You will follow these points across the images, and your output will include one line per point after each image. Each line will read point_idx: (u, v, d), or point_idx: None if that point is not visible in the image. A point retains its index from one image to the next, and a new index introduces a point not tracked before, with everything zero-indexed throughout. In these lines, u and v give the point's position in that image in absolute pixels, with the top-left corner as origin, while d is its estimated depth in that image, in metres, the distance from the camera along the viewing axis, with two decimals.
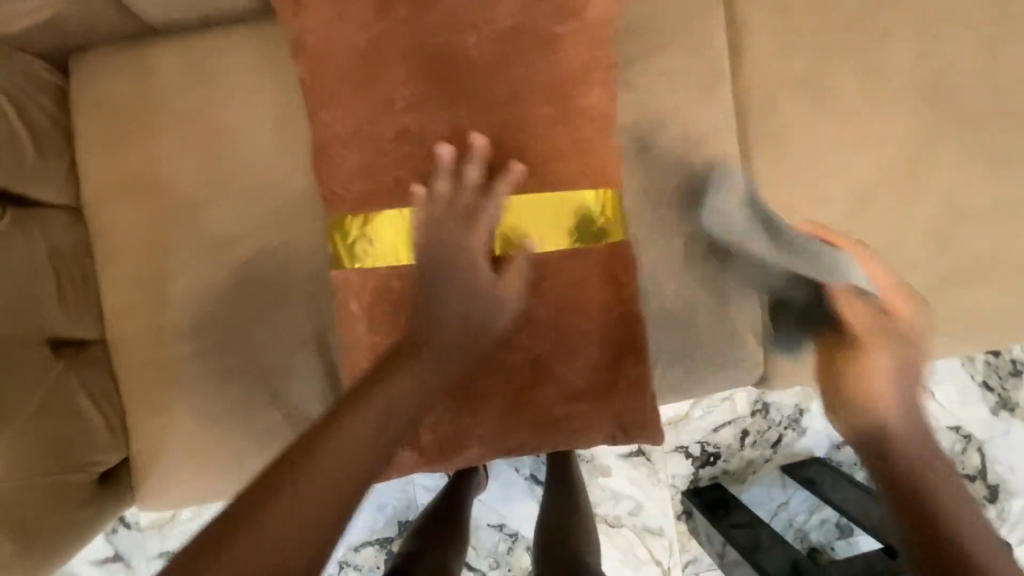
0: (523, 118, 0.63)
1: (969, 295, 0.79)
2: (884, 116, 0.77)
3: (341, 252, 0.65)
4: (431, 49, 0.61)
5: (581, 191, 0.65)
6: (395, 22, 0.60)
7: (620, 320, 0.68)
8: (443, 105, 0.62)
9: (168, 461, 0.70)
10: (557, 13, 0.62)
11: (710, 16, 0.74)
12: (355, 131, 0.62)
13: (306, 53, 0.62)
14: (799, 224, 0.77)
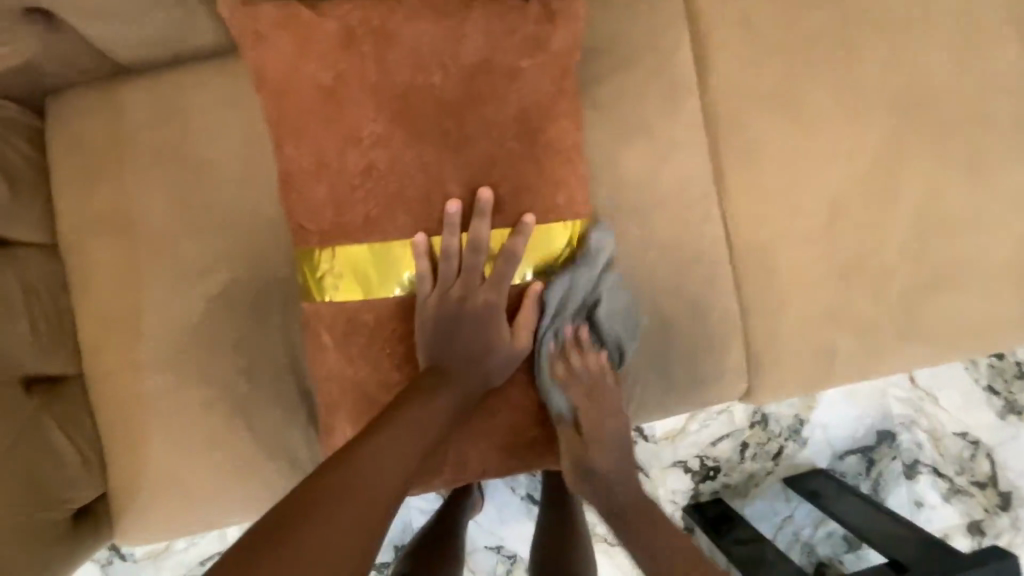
0: (487, 145, 0.63)
1: (948, 302, 0.79)
2: (857, 126, 0.77)
3: (312, 284, 0.65)
4: (398, 82, 0.61)
5: (550, 224, 0.66)
6: (360, 55, 0.61)
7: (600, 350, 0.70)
8: (411, 137, 0.62)
9: (147, 494, 0.70)
10: (521, 45, 0.63)
11: (677, 36, 0.74)
12: (319, 162, 0.62)
13: (268, 85, 0.61)
14: (774, 238, 0.77)
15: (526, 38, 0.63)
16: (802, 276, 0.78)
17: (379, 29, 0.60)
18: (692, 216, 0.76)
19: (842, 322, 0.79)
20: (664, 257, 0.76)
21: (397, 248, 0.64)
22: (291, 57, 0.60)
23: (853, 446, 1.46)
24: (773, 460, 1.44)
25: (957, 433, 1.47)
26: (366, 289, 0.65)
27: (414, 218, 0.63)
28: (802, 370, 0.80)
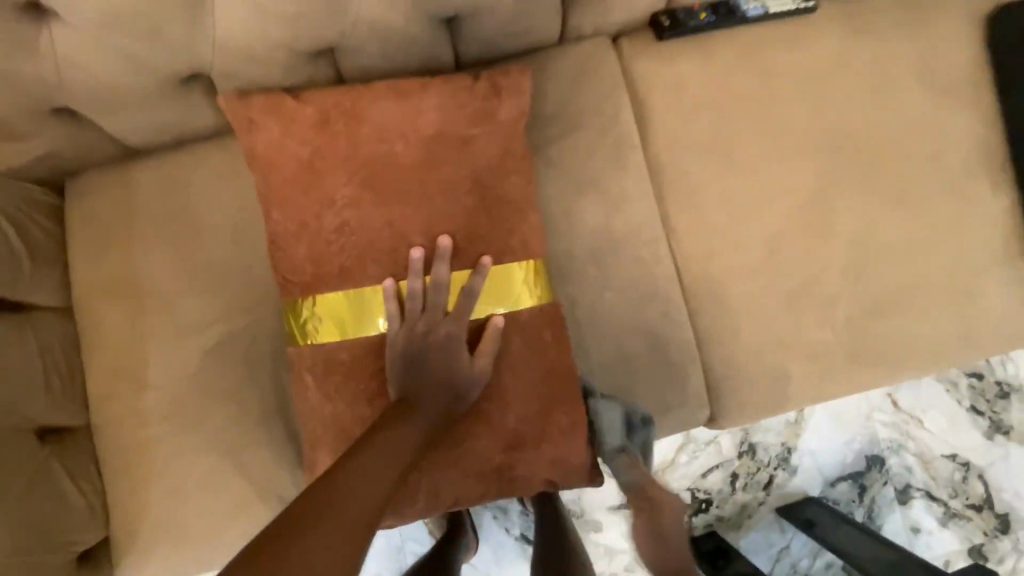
0: (447, 202, 0.71)
1: (893, 323, 0.85)
2: (792, 171, 0.85)
3: (295, 329, 0.72)
4: (366, 153, 0.70)
5: (506, 265, 0.72)
6: (334, 132, 0.70)
7: (563, 377, 0.74)
8: (378, 198, 0.70)
9: (146, 535, 0.75)
10: (473, 118, 0.72)
11: (618, 96, 0.83)
12: (299, 225, 0.70)
13: (257, 160, 0.70)
14: (723, 273, 0.84)
15: (476, 110, 0.73)
16: (750, 306, 0.84)
17: (349, 110, 0.70)
18: (644, 255, 0.83)
19: (793, 347, 0.85)
20: (620, 294, 0.83)
21: (368, 293, 0.70)
22: (276, 138, 0.70)
23: (844, 472, 1.48)
24: (764, 490, 1.46)
25: (946, 455, 1.49)
26: (341, 332, 0.71)
27: (382, 269, 0.70)
28: (760, 395, 0.85)
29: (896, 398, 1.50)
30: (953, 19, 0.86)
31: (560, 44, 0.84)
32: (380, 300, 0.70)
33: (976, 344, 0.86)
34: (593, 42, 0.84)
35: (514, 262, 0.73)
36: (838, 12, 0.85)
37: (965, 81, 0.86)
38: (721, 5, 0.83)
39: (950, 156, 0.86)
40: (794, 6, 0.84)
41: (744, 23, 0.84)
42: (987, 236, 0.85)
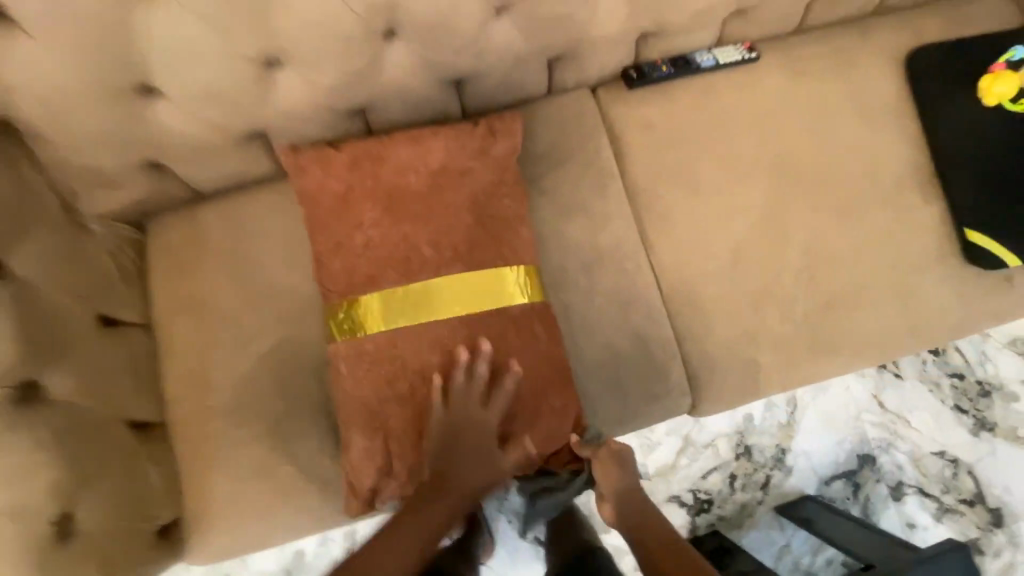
0: (459, 225, 0.87)
1: (844, 317, 0.98)
2: (749, 192, 1.00)
3: (334, 326, 0.87)
4: (387, 184, 0.86)
5: (500, 269, 0.87)
6: (364, 170, 0.87)
7: (549, 364, 0.88)
8: (396, 219, 0.86)
9: (211, 515, 0.89)
10: (478, 157, 0.89)
11: (597, 135, 1.00)
12: (337, 244, 0.86)
13: (306, 197, 0.88)
14: (696, 280, 0.99)
15: (474, 149, 0.90)
16: (719, 306, 0.98)
17: (374, 152, 0.87)
18: (625, 265, 0.98)
19: (760, 340, 0.98)
20: (607, 299, 0.98)
21: (389, 295, 0.85)
22: (319, 177, 0.87)
23: (838, 471, 1.56)
24: (762, 490, 1.54)
25: (935, 453, 1.57)
26: (381, 323, 0.85)
27: (400, 274, 0.85)
28: (735, 383, 0.98)
29: (882, 399, 1.60)
30: (875, 62, 1.03)
31: (548, 95, 1.01)
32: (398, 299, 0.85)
33: (920, 333, 0.99)
34: (576, 92, 1.01)
35: (508, 266, 0.88)
36: (778, 60, 1.03)
37: (890, 111, 1.02)
38: (678, 58, 1.01)
39: (882, 173, 1.01)
40: (740, 57, 1.01)
41: (698, 72, 1.01)
42: (921, 240, 1.00)
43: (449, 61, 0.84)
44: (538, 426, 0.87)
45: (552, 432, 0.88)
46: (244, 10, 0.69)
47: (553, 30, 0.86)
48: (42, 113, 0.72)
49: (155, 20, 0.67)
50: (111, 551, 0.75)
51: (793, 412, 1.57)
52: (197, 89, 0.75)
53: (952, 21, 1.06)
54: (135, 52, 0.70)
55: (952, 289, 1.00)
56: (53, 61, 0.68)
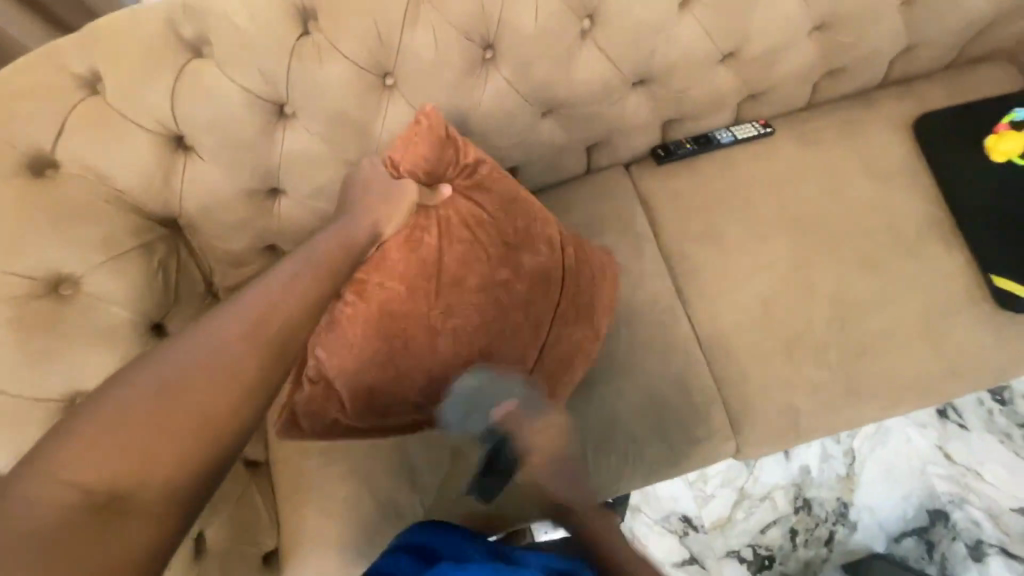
0: (471, 276, 0.88)
1: (878, 361, 1.04)
2: (773, 248, 1.10)
3: (384, 278, 0.85)
4: (417, 255, 0.86)
5: (507, 250, 0.91)
6: (405, 279, 0.85)
7: (484, 202, 0.90)
8: (411, 251, 0.86)
9: (302, 547, 1.01)
10: (480, 263, 0.89)
11: (631, 205, 1.14)
12: (387, 301, 0.85)
13: (374, 290, 0.85)
14: (730, 330, 1.08)
15: (499, 262, 0.90)
16: (753, 351, 1.06)
17: (410, 304, 0.86)
18: (665, 318, 1.08)
19: (796, 385, 1.05)
20: (648, 346, 1.07)
21: (416, 260, 0.86)
22: (373, 322, 0.85)
23: (906, 527, 1.52)
24: (826, 546, 1.51)
25: (1018, 509, 1.48)
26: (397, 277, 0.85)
27: (424, 252, 0.86)
28: (776, 428, 1.05)
29: (947, 451, 1.55)
30: (882, 131, 1.15)
31: (588, 174, 1.17)
32: (411, 255, 0.86)
33: (958, 378, 1.03)
34: (611, 171, 1.17)
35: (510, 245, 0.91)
36: (790, 134, 1.17)
37: (902, 173, 1.12)
38: (700, 136, 1.15)
39: (903, 229, 1.09)
40: (757, 132, 1.15)
41: (719, 147, 1.15)
42: (947, 286, 1.06)
43: (506, 153, 1.01)
44: (435, 149, 0.86)
45: (511, 300, 0.90)
46: (351, 129, 0.89)
47: (591, 123, 1.02)
48: (200, 212, 0.92)
49: (287, 141, 0.89)
50: (204, 557, 0.92)
51: (851, 464, 1.56)
52: (310, 188, 0.95)
53: (954, 90, 1.17)
54: (271, 165, 0.91)
55: (985, 332, 1.04)
56: (212, 176, 0.89)
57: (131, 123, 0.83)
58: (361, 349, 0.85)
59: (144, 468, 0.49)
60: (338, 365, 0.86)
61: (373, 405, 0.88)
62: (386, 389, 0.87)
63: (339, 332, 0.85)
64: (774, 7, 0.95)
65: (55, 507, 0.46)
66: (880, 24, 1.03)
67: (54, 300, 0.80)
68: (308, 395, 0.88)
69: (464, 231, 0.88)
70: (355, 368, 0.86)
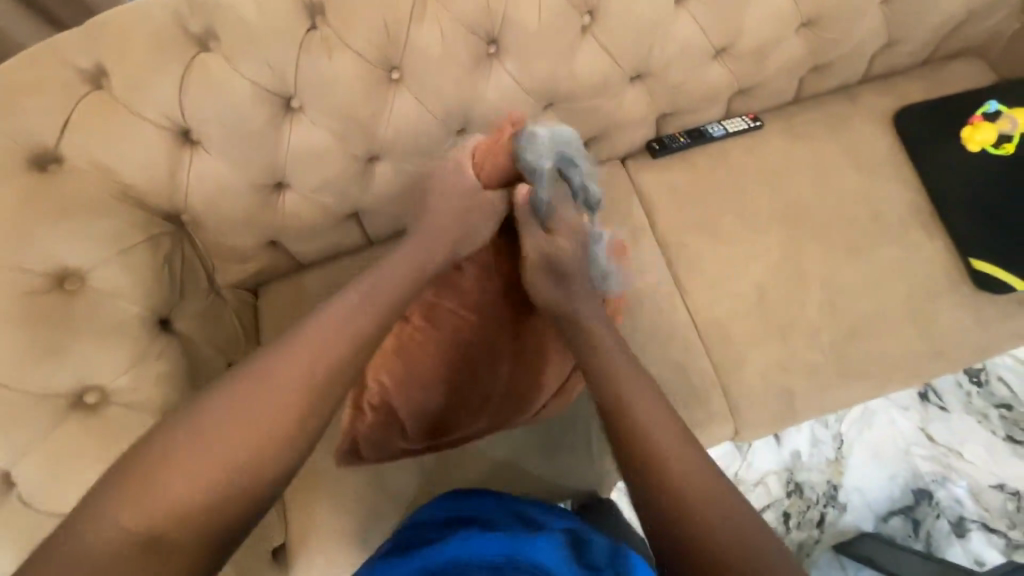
0: (524, 308, 0.98)
1: (867, 343, 1.09)
2: (766, 237, 1.14)
3: (450, 309, 0.94)
4: (477, 288, 0.95)
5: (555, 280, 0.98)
6: (469, 310, 0.94)
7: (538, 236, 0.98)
8: (475, 284, 0.95)
9: (309, 542, 1.01)
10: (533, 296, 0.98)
11: (628, 198, 1.17)
12: (452, 330, 0.94)
13: (441, 318, 0.93)
14: (726, 316, 1.11)
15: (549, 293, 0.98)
16: (749, 336, 1.10)
17: (472, 332, 0.94)
18: (664, 306, 1.11)
19: (791, 368, 1.09)
20: (648, 335, 1.10)
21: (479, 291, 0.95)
22: (439, 348, 0.93)
23: (893, 506, 1.56)
24: (818, 528, 1.55)
25: (995, 486, 1.56)
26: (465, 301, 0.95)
27: (484, 285, 0.96)
28: (772, 410, 1.08)
29: (929, 432, 1.61)
30: (865, 125, 1.21)
31: None
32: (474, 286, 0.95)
33: (941, 357, 1.09)
34: (608, 165, 1.20)
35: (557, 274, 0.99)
36: (779, 128, 1.21)
37: (884, 163, 1.18)
38: (693, 130, 1.19)
39: (887, 217, 1.14)
40: (747, 126, 1.20)
41: (712, 140, 1.19)
42: (929, 270, 1.11)
43: None
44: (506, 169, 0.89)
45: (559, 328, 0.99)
46: (358, 123, 0.90)
47: (591, 118, 1.05)
48: (206, 206, 0.92)
49: (294, 135, 0.90)
50: None
51: (839, 448, 1.61)
52: (316, 182, 0.95)
53: (930, 85, 1.23)
54: (277, 159, 0.91)
55: (965, 314, 1.09)
56: (218, 170, 0.89)
57: (138, 117, 0.83)
58: (425, 376, 0.93)
59: (201, 503, 0.59)
60: (401, 392, 0.92)
61: (434, 427, 0.94)
62: (447, 413, 0.94)
63: (405, 358, 0.92)
64: (764, 4, 0.99)
65: (126, 540, 0.55)
66: (863, 22, 1.08)
67: (62, 295, 0.79)
68: (370, 421, 0.92)
69: (521, 266, 0.96)
70: (418, 395, 0.93)
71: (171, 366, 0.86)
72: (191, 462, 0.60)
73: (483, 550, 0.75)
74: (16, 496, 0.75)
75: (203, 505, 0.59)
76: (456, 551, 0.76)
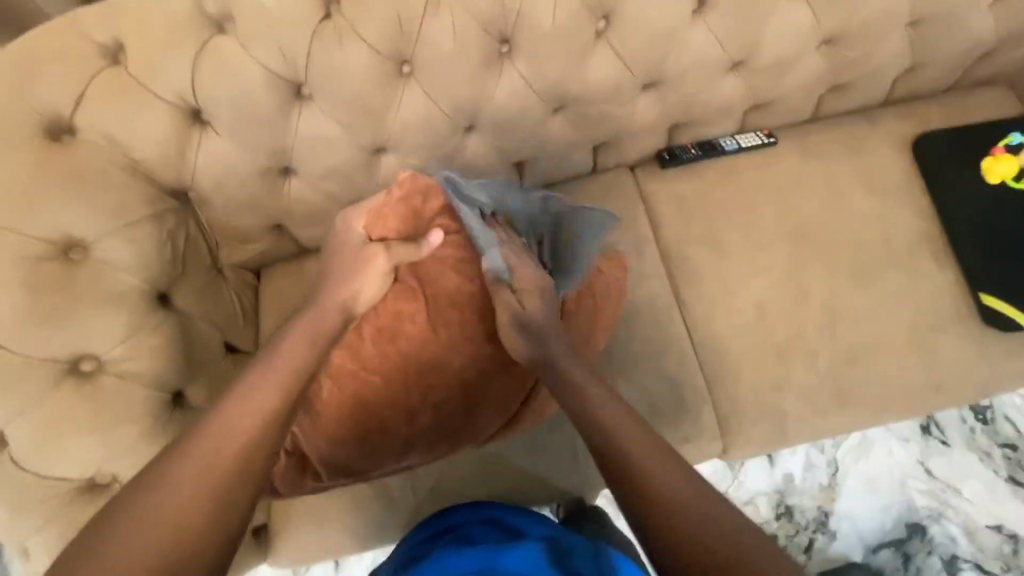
0: (461, 351, 0.91)
1: (865, 371, 1.07)
2: (770, 256, 1.13)
3: (372, 354, 0.89)
4: (404, 329, 0.90)
5: (498, 319, 0.93)
6: (394, 354, 0.89)
7: (477, 270, 0.93)
8: (395, 328, 0.90)
9: (292, 523, 1.02)
10: (476, 337, 0.92)
11: (633, 206, 1.16)
12: (376, 373, 0.89)
13: (364, 361, 0.89)
14: (724, 333, 1.10)
15: (493, 331, 0.93)
16: (745, 354, 1.09)
17: (406, 376, 0.89)
18: (661, 318, 1.10)
19: (786, 390, 1.07)
20: (643, 345, 1.09)
21: (411, 334, 0.90)
22: (367, 391, 0.89)
23: (884, 538, 1.53)
24: (805, 553, 1.52)
25: (991, 526, 1.52)
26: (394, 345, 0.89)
27: (413, 327, 0.90)
28: (765, 430, 1.07)
29: (928, 466, 1.58)
30: (882, 149, 1.18)
31: (592, 173, 1.18)
32: (404, 329, 0.90)
33: (941, 392, 1.07)
34: (616, 171, 1.19)
35: (501, 314, 0.93)
36: (793, 145, 1.19)
37: (900, 189, 1.15)
38: (705, 142, 1.18)
39: (898, 244, 1.12)
40: (760, 141, 1.18)
41: (723, 154, 1.18)
42: (937, 301, 1.09)
43: (515, 147, 1.03)
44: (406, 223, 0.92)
45: (504, 364, 0.93)
46: (366, 113, 0.91)
47: (601, 123, 1.04)
48: (212, 187, 0.93)
49: (302, 120, 0.90)
50: None
51: (833, 474, 1.58)
52: (322, 169, 0.96)
53: (953, 112, 1.21)
54: (285, 144, 0.92)
55: (971, 348, 1.07)
56: (226, 152, 0.90)
57: (150, 94, 0.84)
58: (346, 421, 0.89)
59: (199, 521, 0.57)
60: (322, 439, 0.89)
61: (360, 470, 0.92)
62: (372, 458, 0.91)
63: (327, 405, 0.88)
64: (786, 19, 0.98)
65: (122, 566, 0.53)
66: (886, 44, 1.06)
67: (66, 264, 0.81)
68: (289, 466, 0.90)
69: (455, 306, 0.91)
70: (340, 439, 0.89)
71: (164, 341, 0.87)
72: (173, 484, 0.58)
73: (459, 571, 0.77)
74: (7, 455, 0.77)
75: (196, 510, 0.58)
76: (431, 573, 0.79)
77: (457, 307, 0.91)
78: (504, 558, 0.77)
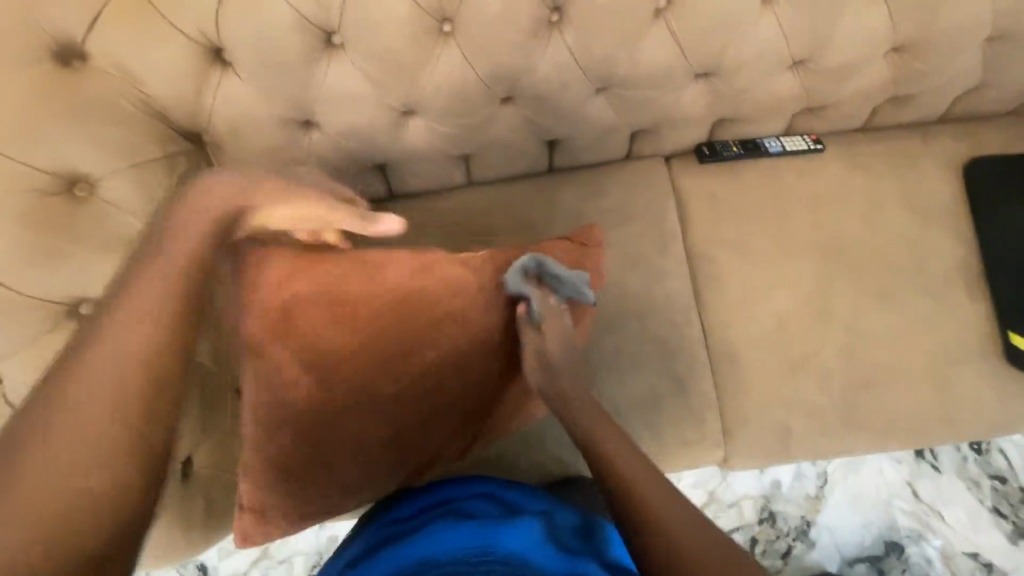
0: (405, 370, 0.80)
1: (878, 396, 1.05)
2: (799, 267, 1.09)
3: (288, 382, 0.76)
4: (319, 352, 0.76)
5: (428, 324, 0.80)
6: (316, 382, 0.77)
7: (383, 280, 0.78)
8: (307, 354, 0.76)
9: None
10: (416, 348, 0.79)
11: (664, 198, 1.11)
12: (302, 407, 0.77)
13: (279, 399, 0.76)
14: (740, 341, 1.07)
15: (431, 343, 0.80)
16: (759, 364, 1.06)
17: (342, 402, 0.78)
18: (677, 319, 1.07)
19: (795, 406, 1.05)
20: (656, 345, 1.06)
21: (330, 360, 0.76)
22: (298, 429, 0.78)
23: (861, 553, 1.55)
24: (781, 559, 1.54)
25: (968, 553, 1.54)
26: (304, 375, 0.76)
27: (330, 355, 0.76)
28: (768, 443, 1.05)
29: (915, 488, 1.59)
30: (930, 167, 1.13)
31: (625, 160, 1.13)
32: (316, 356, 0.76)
33: (952, 425, 1.05)
34: (651, 161, 1.13)
35: (433, 319, 0.80)
36: (839, 154, 1.13)
37: (943, 213, 1.10)
38: (748, 140, 1.12)
39: (932, 271, 1.08)
40: (806, 146, 1.12)
41: (766, 155, 1.12)
42: (963, 333, 1.06)
43: (550, 124, 0.97)
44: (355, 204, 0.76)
45: (455, 371, 0.83)
46: (399, 72, 0.85)
47: (644, 109, 0.98)
48: (228, 133, 0.88)
49: (331, 72, 0.84)
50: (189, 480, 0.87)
51: (822, 485, 1.59)
52: (345, 126, 0.91)
53: (1011, 138, 1.14)
54: (309, 95, 0.86)
55: (988, 384, 1.05)
56: (245, 98, 0.85)
57: (170, 27, 0.77)
58: (284, 466, 0.79)
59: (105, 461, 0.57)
60: (263, 491, 0.81)
61: (322, 505, 0.84)
62: (324, 494, 0.83)
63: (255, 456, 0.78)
64: (859, 20, 0.90)
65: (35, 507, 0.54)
66: (958, 58, 0.99)
67: (72, 200, 0.77)
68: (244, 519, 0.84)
69: (374, 318, 0.77)
70: (281, 485, 0.80)
71: None
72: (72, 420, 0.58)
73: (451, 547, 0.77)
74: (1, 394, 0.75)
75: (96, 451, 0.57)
76: (422, 550, 0.78)
77: (377, 320, 0.77)
78: (500, 536, 0.77)
